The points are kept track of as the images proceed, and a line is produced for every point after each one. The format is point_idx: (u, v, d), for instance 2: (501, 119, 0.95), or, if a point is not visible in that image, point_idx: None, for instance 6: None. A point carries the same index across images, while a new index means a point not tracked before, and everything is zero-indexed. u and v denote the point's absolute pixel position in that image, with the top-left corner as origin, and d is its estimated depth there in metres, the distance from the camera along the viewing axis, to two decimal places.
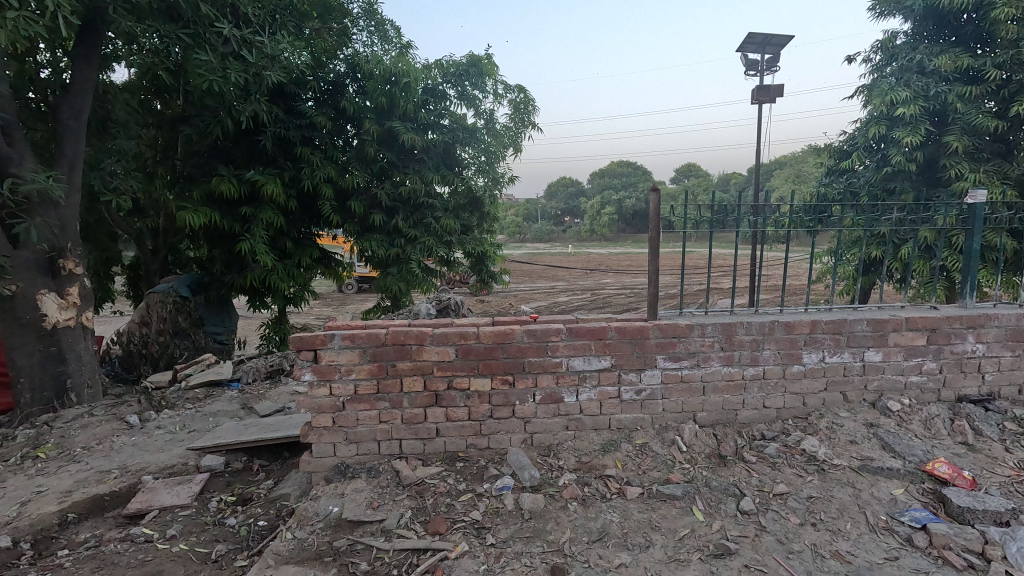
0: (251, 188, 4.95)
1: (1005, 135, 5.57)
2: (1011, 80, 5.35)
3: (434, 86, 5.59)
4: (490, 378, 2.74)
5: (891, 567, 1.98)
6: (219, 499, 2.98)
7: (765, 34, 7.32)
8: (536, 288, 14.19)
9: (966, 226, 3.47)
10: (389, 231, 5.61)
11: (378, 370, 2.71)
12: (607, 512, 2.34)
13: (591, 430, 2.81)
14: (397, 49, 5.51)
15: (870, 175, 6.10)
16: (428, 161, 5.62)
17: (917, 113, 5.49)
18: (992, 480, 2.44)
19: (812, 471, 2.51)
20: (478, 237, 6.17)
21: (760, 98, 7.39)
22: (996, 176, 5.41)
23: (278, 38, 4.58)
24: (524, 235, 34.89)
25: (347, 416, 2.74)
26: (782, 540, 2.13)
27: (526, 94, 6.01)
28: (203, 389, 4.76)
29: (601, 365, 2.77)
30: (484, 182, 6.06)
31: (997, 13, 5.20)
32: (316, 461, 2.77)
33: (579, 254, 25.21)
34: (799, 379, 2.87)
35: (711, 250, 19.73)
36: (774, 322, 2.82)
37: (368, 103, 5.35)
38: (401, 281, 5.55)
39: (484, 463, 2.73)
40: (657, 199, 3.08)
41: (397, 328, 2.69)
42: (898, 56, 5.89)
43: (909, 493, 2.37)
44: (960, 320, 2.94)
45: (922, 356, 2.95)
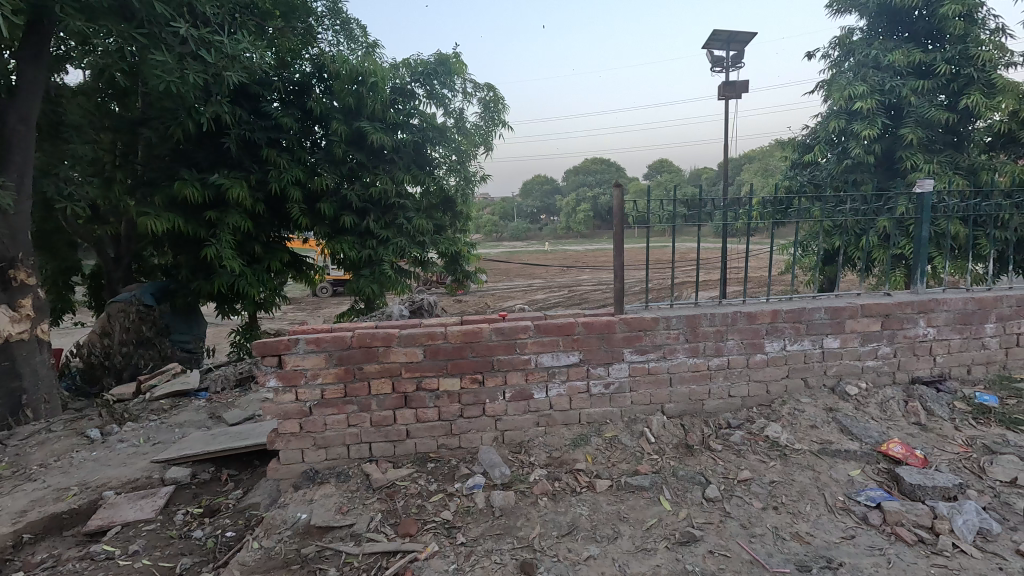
0: (215, 192, 4.81)
1: (956, 127, 5.81)
2: (960, 74, 5.61)
3: (402, 85, 5.54)
4: (459, 377, 2.74)
5: (848, 545, 2.05)
6: (185, 512, 2.90)
7: (730, 32, 7.46)
8: (513, 288, 14.11)
9: (916, 216, 3.63)
10: (359, 233, 5.52)
11: (345, 374, 2.68)
12: (577, 506, 2.37)
13: (561, 425, 2.83)
14: (363, 49, 5.43)
15: (832, 167, 6.25)
16: (398, 161, 5.55)
17: (874, 106, 5.69)
18: (942, 457, 2.55)
19: (775, 457, 2.58)
20: (451, 237, 6.13)
21: (725, 94, 7.54)
22: (949, 166, 5.63)
23: (238, 38, 4.47)
24: (501, 234, 34.79)
25: (315, 421, 2.70)
26: (745, 525, 2.18)
27: (496, 93, 6.01)
28: (168, 400, 4.62)
29: (570, 360, 2.79)
30: (455, 182, 6.03)
31: (946, 10, 5.47)
32: (285, 468, 2.74)
33: (553, 252, 24.52)
34: (762, 367, 2.95)
35: (683, 244, 20.00)
36: (736, 313, 2.88)
37: (336, 103, 5.25)
38: (374, 283, 5.45)
39: (455, 463, 2.72)
40: (621, 195, 3.12)
41: (363, 330, 2.66)
42: (855, 52, 6.08)
43: (865, 473, 2.45)
44: (912, 305, 3.06)
45: (877, 341, 3.05)
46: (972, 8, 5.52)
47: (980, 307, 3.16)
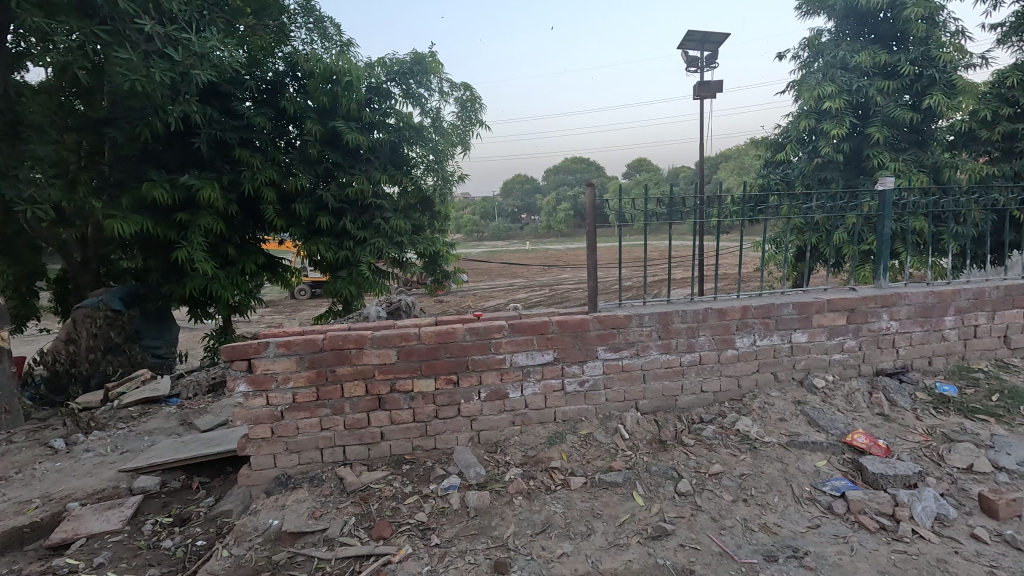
0: (185, 193, 4.69)
1: (920, 126, 5.99)
2: (923, 75, 5.79)
3: (378, 84, 5.48)
4: (434, 378, 2.72)
5: (813, 534, 2.10)
6: (154, 521, 2.83)
7: (703, 32, 7.57)
8: (495, 287, 14.08)
9: (878, 213, 3.77)
10: (336, 233, 5.42)
11: (317, 377, 2.65)
12: (551, 504, 2.38)
13: (537, 424, 2.84)
14: (336, 48, 5.35)
15: (803, 166, 6.38)
16: (374, 160, 5.47)
17: (842, 106, 5.83)
18: (904, 446, 2.62)
19: (745, 450, 2.63)
20: (430, 237, 6.07)
21: (700, 93, 7.64)
22: (914, 164, 5.80)
23: (207, 35, 4.37)
24: (482, 234, 34.65)
25: (286, 425, 2.66)
26: (716, 518, 2.22)
27: (472, 92, 5.99)
28: (137, 407, 4.50)
29: (545, 359, 2.80)
30: (433, 182, 5.98)
31: (909, 12, 5.64)
32: (256, 474, 2.70)
33: (535, 252, 24.52)
34: (733, 363, 3.00)
35: (663, 242, 20.23)
36: (707, 310, 2.93)
37: (310, 103, 5.17)
38: (351, 285, 5.35)
39: (430, 464, 2.71)
40: (594, 194, 3.16)
41: (335, 333, 2.64)
42: (823, 53, 6.23)
43: (831, 464, 2.52)
44: (876, 299, 3.15)
45: (843, 335, 3.14)
46: (933, 11, 5.70)
47: (940, 300, 3.27)
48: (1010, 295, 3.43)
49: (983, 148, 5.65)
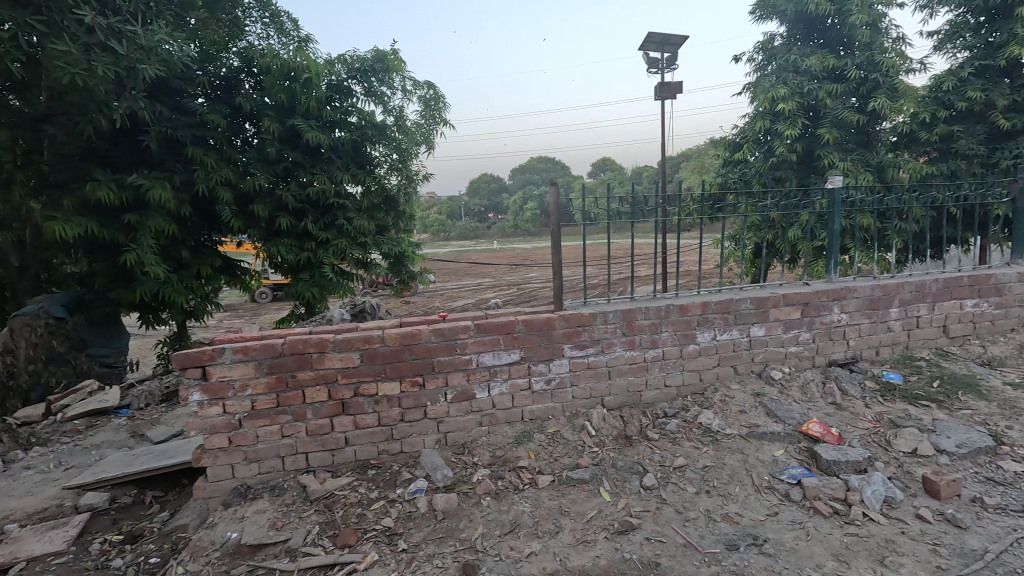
0: (134, 194, 4.45)
1: (867, 127, 6.28)
2: (868, 79, 6.06)
3: (339, 81, 5.31)
4: (398, 381, 2.68)
5: (772, 522, 2.18)
6: (103, 540, 2.67)
7: (663, 34, 7.72)
8: (462, 287, 14.01)
9: (828, 211, 3.94)
10: (297, 235, 5.24)
11: (277, 384, 2.57)
12: (519, 503, 2.38)
13: (504, 423, 2.83)
14: (294, 44, 5.18)
15: (759, 165, 6.59)
16: (336, 159, 5.28)
17: (794, 108, 6.05)
18: (855, 433, 2.74)
19: (707, 442, 2.69)
20: (396, 237, 5.90)
21: (662, 94, 7.79)
22: (861, 163, 6.06)
23: (154, 28, 4.16)
24: (449, 233, 34.35)
25: (244, 434, 2.57)
26: (680, 510, 2.27)
27: (436, 91, 5.94)
28: (84, 420, 4.25)
29: (511, 358, 2.80)
30: (397, 181, 5.84)
31: (854, 19, 5.90)
32: (213, 486, 2.60)
33: (502, 251, 24.50)
34: (695, 357, 3.08)
35: (628, 241, 20.56)
36: (669, 306, 2.99)
37: (267, 100, 4.98)
38: (313, 287, 5.20)
39: (397, 469, 2.67)
40: (557, 193, 3.18)
41: (295, 337, 2.56)
42: (777, 57, 6.46)
43: (787, 453, 2.61)
44: (828, 293, 3.29)
45: (798, 328, 3.26)
46: (876, 18, 5.99)
47: (886, 293, 3.44)
48: (949, 287, 3.63)
49: (922, 149, 6.01)
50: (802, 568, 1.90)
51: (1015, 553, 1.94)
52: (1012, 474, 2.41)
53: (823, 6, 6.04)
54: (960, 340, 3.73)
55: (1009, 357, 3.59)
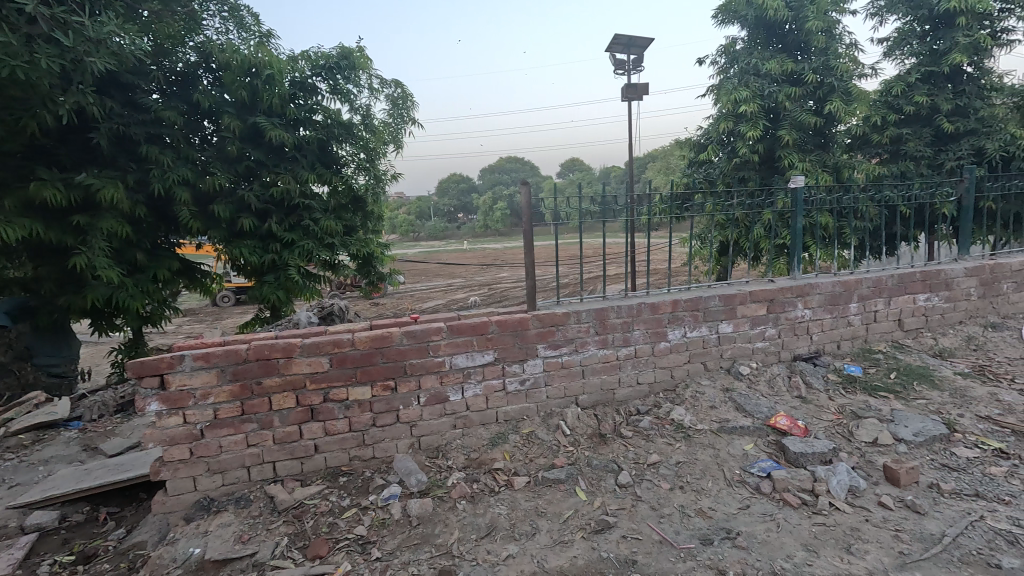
0: (83, 194, 4.22)
1: (824, 130, 6.45)
2: (824, 83, 6.24)
3: (303, 78, 5.15)
4: (370, 385, 2.62)
5: (744, 514, 2.22)
6: (53, 562, 2.50)
7: (629, 36, 7.81)
8: (433, 288, 13.90)
9: (791, 209, 4.06)
10: (261, 236, 5.06)
11: (242, 391, 2.47)
12: (495, 506, 2.35)
13: (478, 426, 2.81)
14: (254, 39, 5.00)
15: (723, 165, 6.75)
16: (301, 158, 5.11)
17: (756, 110, 6.20)
18: (820, 425, 2.83)
19: (680, 438, 2.73)
20: (364, 238, 5.76)
21: (628, 96, 7.89)
22: (819, 164, 6.26)
23: (103, 19, 3.95)
24: (418, 234, 33.99)
25: (207, 444, 2.46)
26: (655, 507, 2.29)
27: (403, 90, 5.85)
28: (30, 434, 4.00)
29: (485, 360, 2.77)
30: (365, 181, 5.65)
31: (811, 25, 6.09)
32: (174, 500, 2.48)
33: (472, 251, 24.41)
34: (666, 355, 3.12)
35: (597, 240, 20.79)
36: (640, 305, 3.03)
37: (227, 96, 4.78)
38: (279, 290, 5.03)
39: (369, 475, 2.61)
40: (529, 192, 3.15)
41: (260, 342, 2.47)
42: (738, 60, 6.63)
43: (757, 447, 2.66)
44: (791, 290, 3.39)
45: (764, 324, 3.36)
46: (831, 25, 6.19)
47: (846, 289, 3.58)
48: (903, 282, 3.80)
49: (874, 151, 6.45)
50: (774, 560, 1.94)
51: (970, 536, 2.03)
52: (964, 460, 2.54)
53: (782, 12, 6.22)
54: (914, 333, 3.90)
55: (958, 348, 3.78)
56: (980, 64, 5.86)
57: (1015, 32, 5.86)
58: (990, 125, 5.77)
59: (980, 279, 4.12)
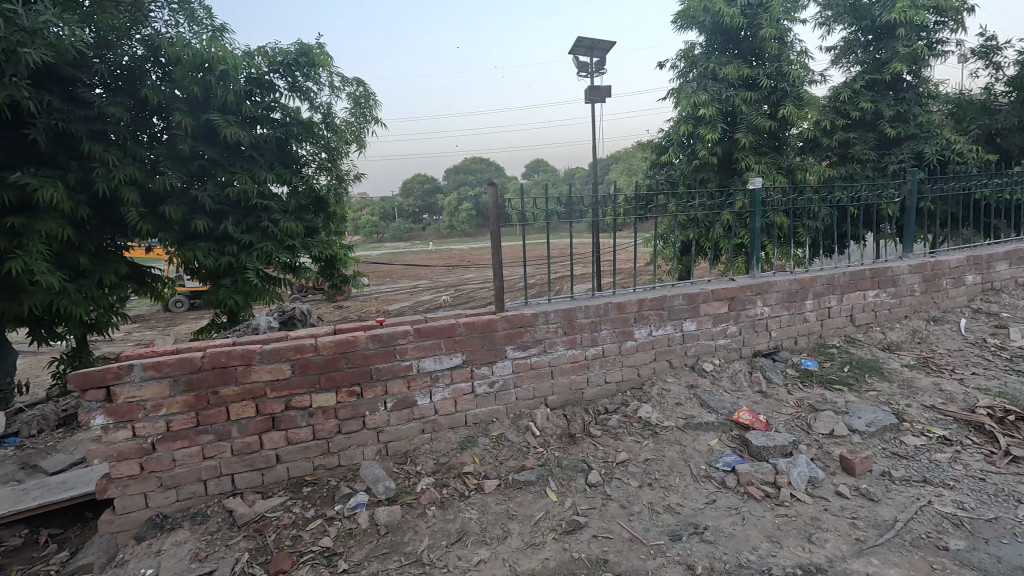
0: (18, 194, 3.92)
1: (778, 134, 6.65)
2: (778, 88, 6.47)
3: (259, 75, 4.96)
4: (334, 392, 2.54)
5: (710, 509, 2.27)
6: None
7: (592, 39, 7.91)
8: (399, 289, 13.74)
9: (750, 210, 4.19)
10: (216, 238, 4.84)
11: (196, 401, 2.35)
12: (465, 511, 2.32)
13: (447, 429, 2.77)
14: (206, 33, 4.77)
15: (684, 167, 6.90)
16: (259, 158, 4.92)
17: (714, 113, 6.37)
18: (780, 419, 2.92)
19: (647, 436, 2.77)
20: (327, 240, 5.59)
21: (591, 98, 7.98)
22: (774, 166, 6.49)
23: (39, 8, 3.71)
24: (383, 235, 33.49)
25: (159, 459, 2.34)
26: (624, 505, 2.31)
27: (366, 89, 5.74)
28: None
29: (453, 363, 2.74)
30: (327, 182, 5.49)
31: (765, 32, 6.29)
32: (123, 518, 2.33)
33: (439, 252, 24.20)
34: (633, 353, 3.16)
35: (561, 241, 21.01)
36: (608, 305, 3.06)
37: (178, 92, 4.53)
38: (236, 293, 4.83)
39: (334, 484, 2.53)
40: (495, 193, 3.12)
41: (216, 350, 2.36)
42: (697, 64, 6.78)
43: (722, 442, 2.73)
44: (751, 288, 3.50)
45: (726, 322, 3.45)
46: (784, 32, 6.42)
47: (801, 286, 3.72)
48: (854, 280, 3.98)
49: (824, 154, 6.69)
50: (740, 552, 1.99)
51: (919, 520, 2.14)
52: (912, 448, 2.67)
53: (738, 19, 6.40)
54: (864, 328, 4.09)
55: (904, 341, 3.99)
56: (918, 73, 6.22)
57: (948, 44, 6.25)
58: (927, 130, 6.16)
59: (923, 276, 4.36)
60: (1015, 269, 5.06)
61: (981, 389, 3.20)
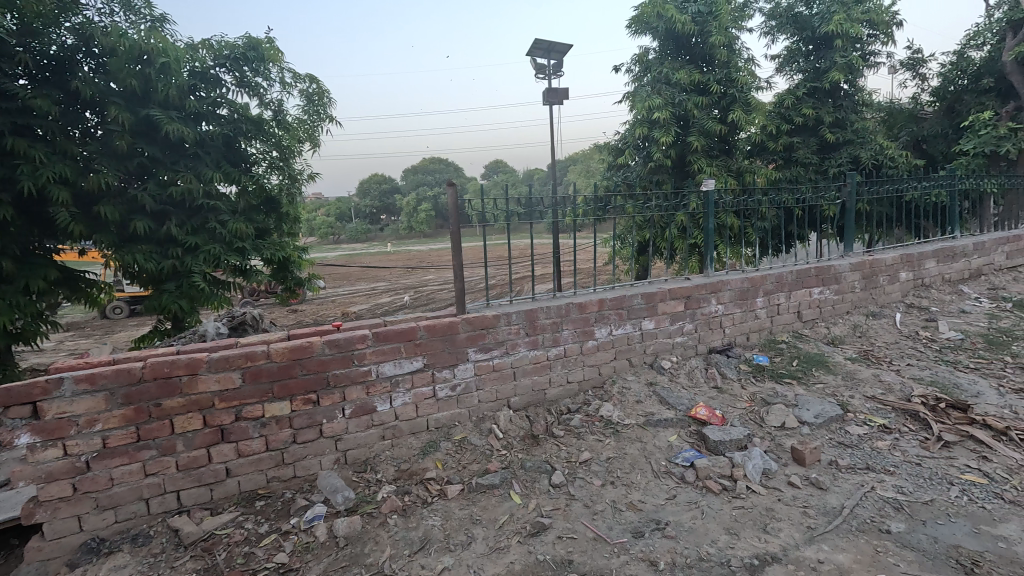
0: None
1: (728, 137, 6.82)
2: (727, 93, 6.70)
3: (204, 69, 4.71)
4: (289, 401, 2.44)
5: (671, 504, 2.31)
6: None
7: (548, 42, 7.96)
8: (356, 292, 13.45)
9: (704, 211, 4.31)
10: (159, 240, 4.57)
11: (136, 415, 2.20)
12: (428, 518, 2.27)
13: (408, 435, 2.70)
14: (145, 23, 4.46)
15: (640, 169, 7.06)
16: (204, 156, 4.67)
17: (668, 117, 6.53)
18: (735, 413, 3.02)
19: (609, 434, 2.81)
20: (279, 241, 5.38)
21: (549, 100, 8.04)
22: (725, 168, 6.71)
23: None
24: (339, 236, 32.68)
25: (95, 478, 2.17)
26: (588, 504, 2.32)
27: (319, 86, 5.56)
28: None
29: (413, 367, 2.68)
30: (279, 181, 5.27)
31: (714, 39, 6.50)
32: (54, 545, 2.15)
33: (397, 254, 23.87)
34: (594, 353, 3.20)
35: (519, 241, 21.10)
36: (569, 305, 3.07)
37: (113, 85, 4.21)
38: (181, 298, 4.57)
39: (290, 496, 2.43)
40: (455, 193, 3.08)
41: (158, 359, 2.22)
42: (651, 69, 6.92)
43: (680, 438, 2.79)
44: (705, 287, 3.60)
45: (682, 320, 3.54)
46: (732, 40, 6.66)
47: (752, 285, 3.87)
48: (800, 278, 4.17)
49: (770, 157, 7.01)
50: (700, 546, 2.03)
51: (864, 506, 2.25)
52: (856, 436, 2.82)
53: (689, 25, 6.58)
54: (810, 323, 4.30)
55: (846, 335, 4.22)
56: (854, 82, 6.60)
57: (880, 56, 6.66)
58: (862, 136, 6.56)
59: (862, 273, 4.62)
60: (943, 266, 5.45)
61: (915, 379, 3.42)
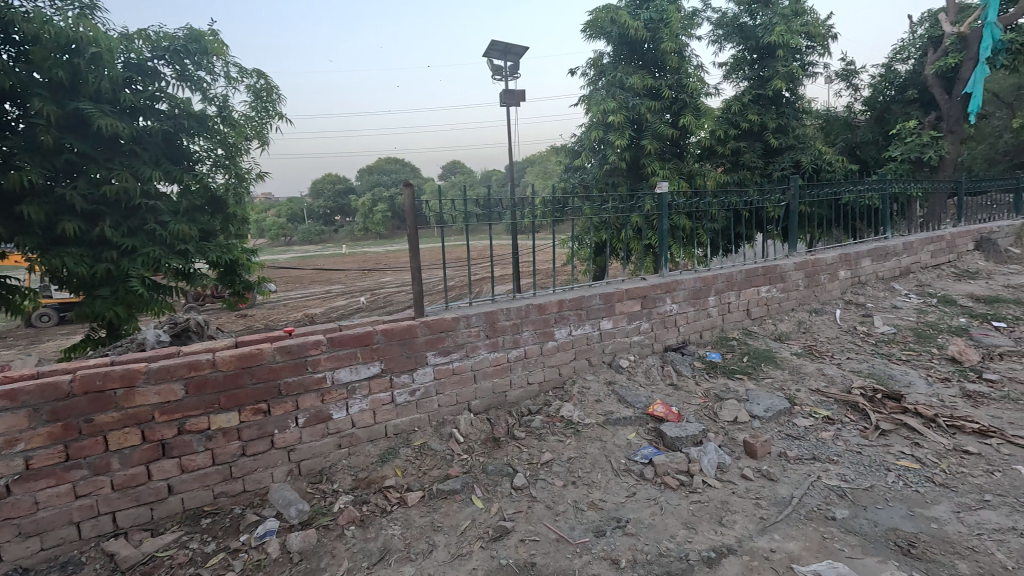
0: None
1: (679, 142, 7.07)
2: (678, 99, 6.90)
3: (140, 60, 4.42)
4: (237, 411, 2.32)
5: (631, 502, 2.35)
6: None
7: (505, 43, 7.97)
8: (310, 295, 13.04)
9: (658, 212, 4.42)
10: (91, 243, 4.26)
11: (64, 433, 2.03)
12: (387, 527, 2.21)
13: (365, 443, 2.63)
14: (73, 8, 4.11)
15: (596, 171, 7.18)
16: (142, 153, 4.38)
17: (623, 121, 6.65)
18: (691, 409, 3.11)
19: (570, 434, 2.82)
20: (225, 244, 5.13)
21: (506, 101, 8.05)
22: (677, 172, 6.87)
23: None
24: (290, 238, 31.59)
25: (17, 503, 1.99)
26: (550, 506, 2.32)
27: (267, 82, 5.34)
28: None
29: (370, 372, 2.61)
30: (225, 181, 5.01)
31: (666, 46, 6.67)
32: None
33: (353, 255, 23.33)
34: (554, 353, 3.21)
35: (477, 243, 21.06)
36: (529, 306, 3.08)
37: (37, 75, 3.88)
38: (117, 304, 4.28)
39: (239, 512, 2.31)
40: (413, 193, 3.02)
41: (89, 372, 2.06)
42: (606, 73, 7.03)
43: (639, 435, 2.84)
44: (661, 287, 3.69)
45: (639, 320, 3.61)
46: (682, 47, 6.86)
47: (704, 284, 4.00)
48: (749, 277, 4.35)
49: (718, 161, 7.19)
50: (660, 542, 2.07)
51: (811, 495, 2.36)
52: (803, 428, 2.95)
53: (641, 32, 6.73)
54: (759, 320, 4.49)
55: (791, 331, 4.43)
56: (795, 91, 6.95)
57: (817, 67, 7.05)
58: (803, 142, 6.92)
59: (805, 272, 4.86)
60: (877, 265, 5.81)
61: (854, 371, 3.63)
